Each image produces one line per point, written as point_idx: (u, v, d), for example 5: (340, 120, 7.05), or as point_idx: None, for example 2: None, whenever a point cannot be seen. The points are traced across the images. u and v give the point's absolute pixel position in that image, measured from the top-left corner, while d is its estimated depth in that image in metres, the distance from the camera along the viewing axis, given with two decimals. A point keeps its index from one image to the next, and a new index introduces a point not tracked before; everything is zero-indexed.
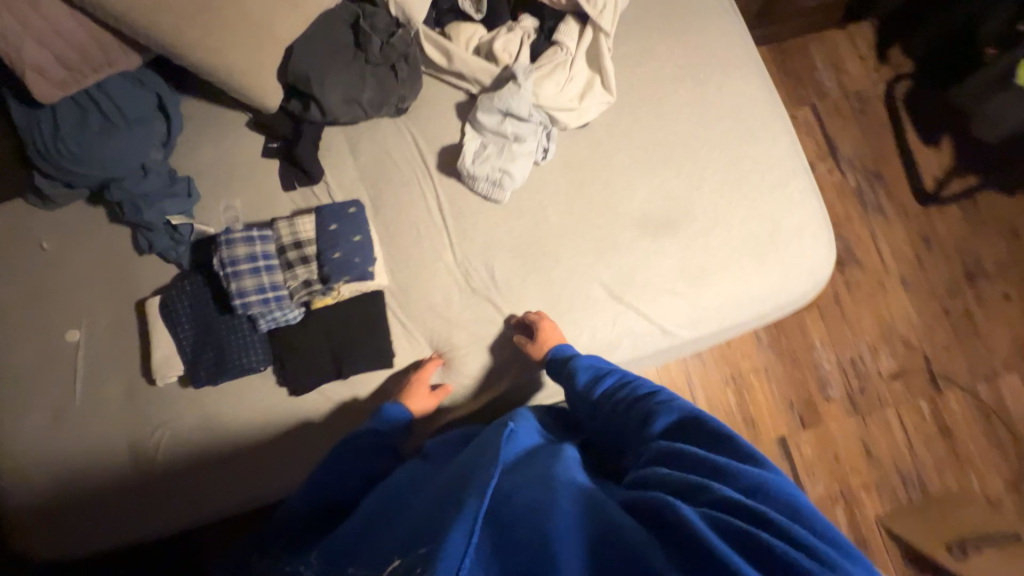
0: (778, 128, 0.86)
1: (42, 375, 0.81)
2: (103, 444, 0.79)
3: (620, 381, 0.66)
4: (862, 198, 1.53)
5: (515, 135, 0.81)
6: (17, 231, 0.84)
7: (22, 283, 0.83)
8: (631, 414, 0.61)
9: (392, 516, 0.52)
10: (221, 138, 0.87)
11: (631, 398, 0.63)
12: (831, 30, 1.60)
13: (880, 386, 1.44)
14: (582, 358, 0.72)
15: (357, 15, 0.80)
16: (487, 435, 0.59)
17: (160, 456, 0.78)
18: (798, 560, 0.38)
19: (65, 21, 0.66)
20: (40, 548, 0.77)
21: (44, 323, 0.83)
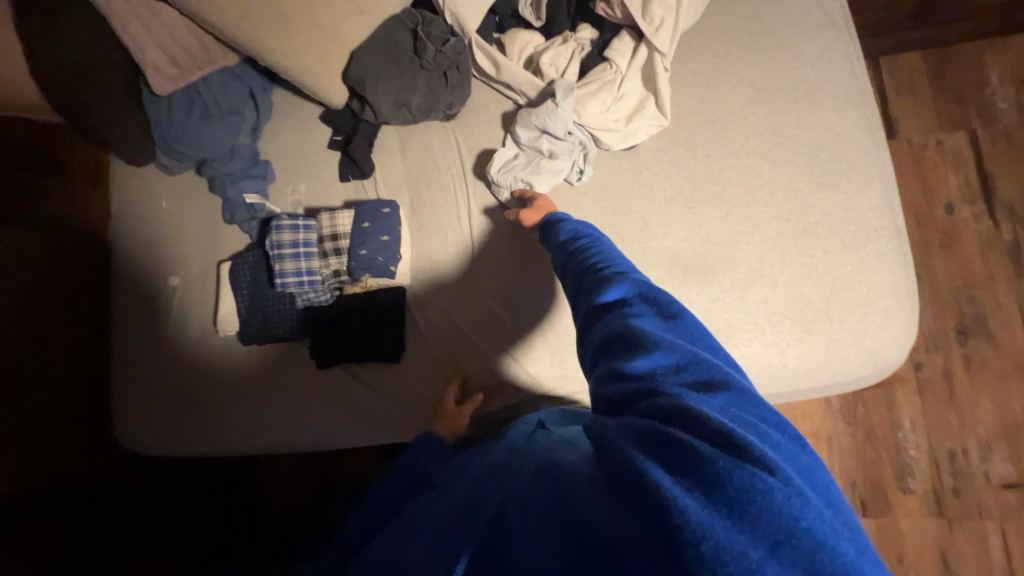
0: (869, 173, 0.72)
1: (146, 307, 1.01)
2: (194, 370, 0.96)
3: (584, 251, 0.60)
4: (1017, 257, 1.20)
5: (549, 152, 0.79)
6: (146, 188, 1.05)
7: (145, 232, 1.04)
8: (586, 279, 0.55)
9: (397, 522, 0.55)
10: (296, 129, 0.97)
11: (587, 270, 0.56)
12: (1020, 36, 1.24)
13: (985, 493, 1.16)
14: (562, 230, 0.67)
15: (417, 22, 0.82)
16: (510, 438, 0.59)
17: (233, 388, 0.93)
18: (710, 453, 0.34)
19: (176, 25, 0.78)
20: (145, 443, 0.95)
21: (155, 266, 1.03)
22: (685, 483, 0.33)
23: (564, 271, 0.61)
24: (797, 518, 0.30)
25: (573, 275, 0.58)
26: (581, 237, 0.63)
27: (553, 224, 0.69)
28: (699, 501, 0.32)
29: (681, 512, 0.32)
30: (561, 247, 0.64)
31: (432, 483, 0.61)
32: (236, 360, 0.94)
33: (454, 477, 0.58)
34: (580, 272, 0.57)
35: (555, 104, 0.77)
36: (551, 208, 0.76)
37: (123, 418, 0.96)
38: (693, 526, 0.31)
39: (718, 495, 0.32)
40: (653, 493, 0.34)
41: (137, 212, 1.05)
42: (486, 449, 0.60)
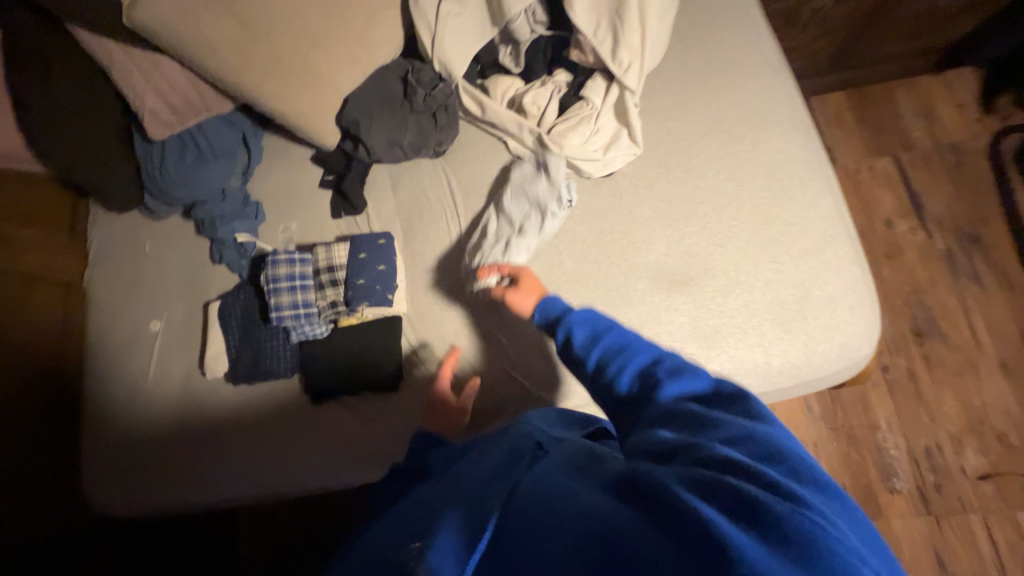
0: (819, 188, 0.81)
1: (127, 355, 0.97)
2: (169, 416, 0.92)
3: (616, 337, 0.62)
4: (953, 263, 1.34)
5: (519, 227, 0.84)
6: (129, 234, 1.04)
7: (127, 279, 1.02)
8: (642, 370, 0.57)
9: (393, 522, 0.54)
10: (287, 170, 1.00)
11: (627, 361, 0.59)
12: (922, 77, 1.45)
13: (963, 486, 1.22)
14: (576, 312, 0.68)
15: (407, 70, 0.90)
16: (513, 442, 0.57)
17: (211, 434, 0.89)
18: (768, 498, 0.34)
19: (175, 75, 0.81)
20: (115, 502, 0.89)
21: (136, 312, 1.00)
22: (742, 524, 0.33)
23: (590, 352, 0.62)
24: (854, 566, 0.31)
25: (611, 362, 0.60)
26: (604, 322, 0.65)
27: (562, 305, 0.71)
28: (754, 542, 0.32)
29: (737, 547, 0.31)
30: (580, 328, 0.65)
31: (427, 482, 0.61)
32: (215, 404, 0.91)
33: (456, 478, 0.55)
34: (619, 359, 0.59)
35: (545, 176, 0.84)
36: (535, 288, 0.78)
37: (90, 474, 0.90)
38: (749, 561, 0.30)
39: (776, 539, 0.32)
40: (702, 525, 0.33)
41: (119, 258, 1.03)
42: (488, 450, 0.58)
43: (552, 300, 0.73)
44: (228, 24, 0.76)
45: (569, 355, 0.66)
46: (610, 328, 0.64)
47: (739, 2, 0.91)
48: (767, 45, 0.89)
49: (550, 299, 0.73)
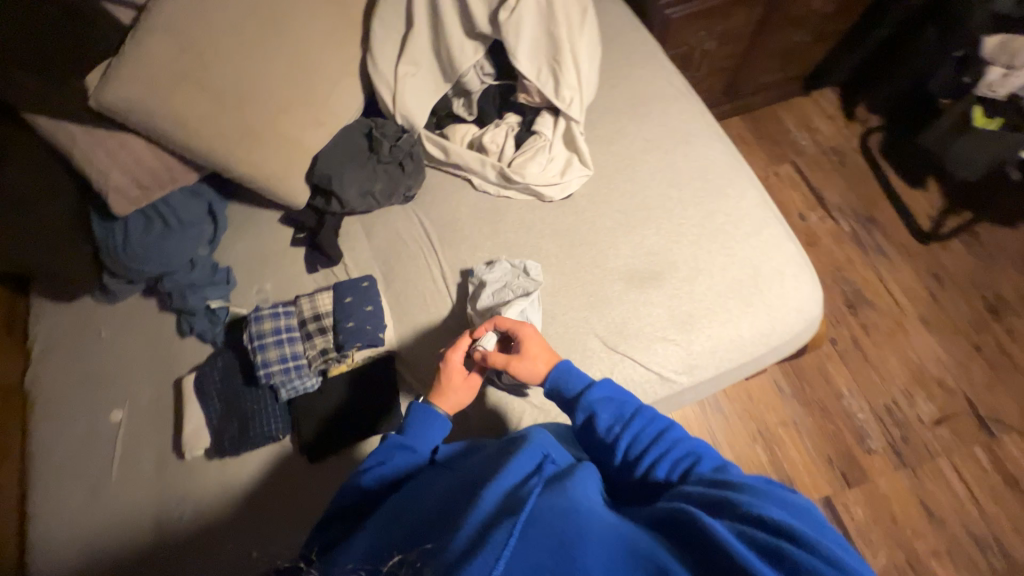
0: (745, 183, 0.95)
1: (89, 453, 0.89)
2: (127, 516, 0.84)
3: (645, 419, 0.66)
4: (860, 241, 1.56)
5: (503, 301, 0.84)
6: (80, 323, 0.98)
7: (81, 370, 0.95)
8: (676, 455, 0.62)
9: (411, 517, 0.55)
10: (256, 233, 1.01)
11: (661, 450, 0.63)
12: (797, 98, 1.75)
13: (925, 434, 1.34)
14: (596, 388, 0.71)
15: (370, 126, 0.96)
16: (531, 452, 0.61)
17: (179, 528, 0.82)
18: (818, 566, 0.40)
19: (142, 151, 0.82)
20: None
21: (95, 404, 0.92)
22: None
23: (620, 434, 0.66)
24: None
25: (644, 448, 0.64)
26: (629, 404, 0.69)
27: (581, 377, 0.74)
28: None
29: None
30: (605, 407, 0.68)
31: (434, 472, 0.64)
32: (183, 493, 0.84)
33: (473, 477, 0.58)
34: (651, 446, 0.64)
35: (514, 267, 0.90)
36: (543, 353, 0.76)
37: None
38: None
39: None
40: None
41: (72, 349, 0.96)
42: (503, 453, 0.62)
43: (566, 369, 0.73)
44: (200, 99, 0.80)
45: (592, 435, 0.69)
46: (636, 411, 0.67)
47: (646, 47, 1.09)
48: (675, 78, 1.07)
49: (563, 365, 0.74)
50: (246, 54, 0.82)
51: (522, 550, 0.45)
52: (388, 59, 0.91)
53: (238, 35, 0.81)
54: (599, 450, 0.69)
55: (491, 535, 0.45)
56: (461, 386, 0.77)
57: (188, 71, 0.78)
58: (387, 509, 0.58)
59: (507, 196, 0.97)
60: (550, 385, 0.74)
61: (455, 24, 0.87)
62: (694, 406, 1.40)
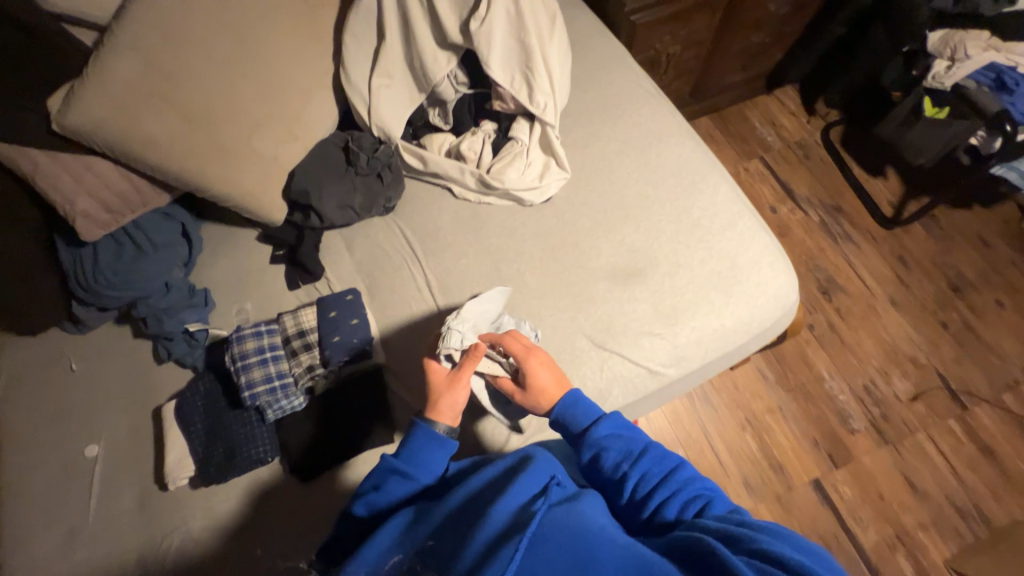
0: (718, 178, 0.97)
1: (66, 492, 0.85)
2: (111, 554, 0.80)
3: (654, 457, 0.66)
4: (829, 230, 1.62)
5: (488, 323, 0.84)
6: (50, 356, 0.94)
7: (52, 405, 0.90)
8: (687, 493, 0.63)
9: (422, 528, 0.58)
10: (234, 253, 0.99)
11: (673, 488, 0.63)
12: (760, 96, 1.82)
13: (903, 410, 1.39)
14: (603, 424, 0.70)
15: (347, 138, 0.96)
16: (539, 464, 0.61)
17: (167, 563, 0.78)
18: None
19: (110, 174, 0.80)
20: None
21: (69, 440, 0.88)
22: None
23: (628, 472, 0.65)
24: None
25: (652, 488, 0.64)
26: (637, 440, 0.68)
27: (588, 411, 0.73)
28: None
29: None
30: (614, 444, 0.68)
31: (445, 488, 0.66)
32: (170, 526, 0.81)
33: (480, 488, 0.59)
34: (660, 484, 0.64)
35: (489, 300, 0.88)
36: (546, 386, 0.75)
37: None
38: None
39: None
40: None
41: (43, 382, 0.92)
42: (511, 467, 0.62)
43: (572, 403, 0.73)
44: (169, 118, 0.78)
45: (599, 473, 0.68)
46: (645, 448, 0.67)
47: (614, 53, 1.12)
48: (644, 80, 1.10)
49: (569, 399, 0.73)
50: (215, 71, 0.81)
51: (529, 565, 0.48)
52: (362, 71, 0.91)
53: (206, 51, 0.80)
54: (606, 487, 0.68)
55: (500, 551, 0.49)
56: (449, 387, 0.75)
57: (154, 90, 0.77)
58: (398, 520, 0.60)
59: (488, 203, 0.98)
60: (557, 419, 0.73)
61: (427, 35, 0.87)
62: (683, 400, 1.42)
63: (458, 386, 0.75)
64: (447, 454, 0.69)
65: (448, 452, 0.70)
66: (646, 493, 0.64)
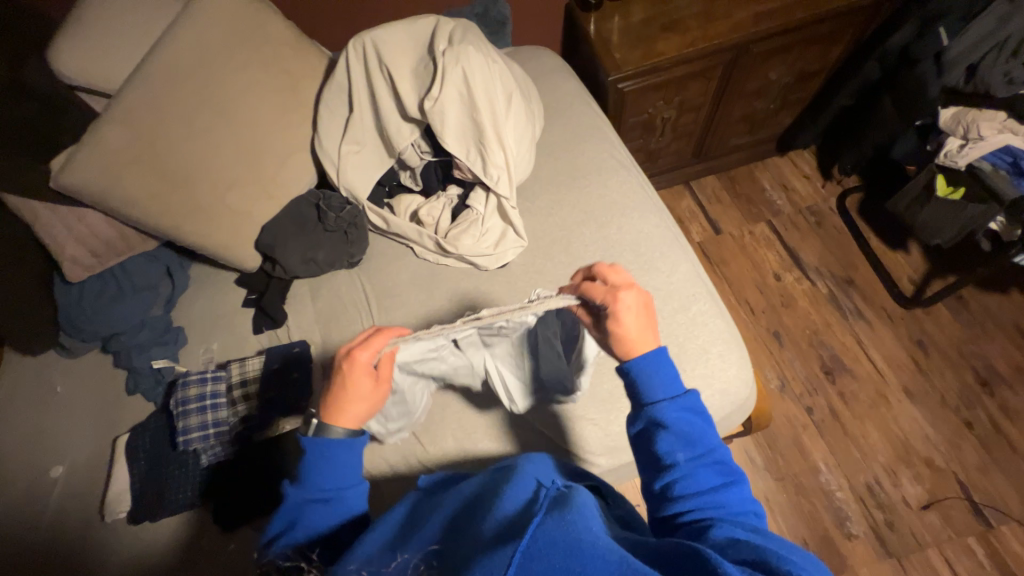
0: (679, 257, 0.94)
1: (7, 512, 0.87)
2: None
3: (712, 459, 0.55)
4: (838, 304, 1.50)
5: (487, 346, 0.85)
6: (24, 377, 1.00)
7: (15, 422, 0.95)
8: (733, 506, 0.52)
9: (412, 540, 0.52)
10: (212, 293, 1.05)
11: (722, 497, 0.52)
12: (772, 157, 1.75)
13: (912, 519, 1.23)
14: (675, 402, 0.57)
15: (320, 198, 1.02)
16: (523, 482, 0.56)
17: None
18: None
19: (99, 223, 0.92)
20: None
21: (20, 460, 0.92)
22: None
23: (679, 461, 0.54)
24: None
25: (698, 488, 0.53)
26: (706, 435, 0.56)
27: (665, 381, 0.59)
28: None
29: None
30: (680, 424, 0.56)
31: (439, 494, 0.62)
32: (96, 557, 0.83)
33: (480, 496, 0.55)
34: (707, 489, 0.53)
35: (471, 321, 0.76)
36: (624, 332, 0.61)
37: None
38: None
39: None
40: None
41: (5, 408, 0.96)
42: (508, 476, 0.58)
43: (657, 363, 0.59)
44: (148, 178, 0.86)
45: (645, 448, 0.57)
46: (709, 446, 0.55)
47: (593, 123, 1.13)
48: (619, 151, 1.10)
49: (654, 358, 0.59)
50: (192, 136, 0.89)
51: None
52: (334, 139, 0.99)
53: (186, 121, 0.89)
54: (642, 465, 0.57)
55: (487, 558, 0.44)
56: (374, 389, 0.65)
57: (135, 152, 0.85)
58: (385, 524, 0.57)
59: (446, 264, 0.99)
60: (627, 374, 0.59)
61: (391, 110, 0.95)
62: None
63: (381, 386, 0.66)
64: (358, 451, 0.61)
65: (359, 453, 0.62)
66: (678, 493, 0.53)
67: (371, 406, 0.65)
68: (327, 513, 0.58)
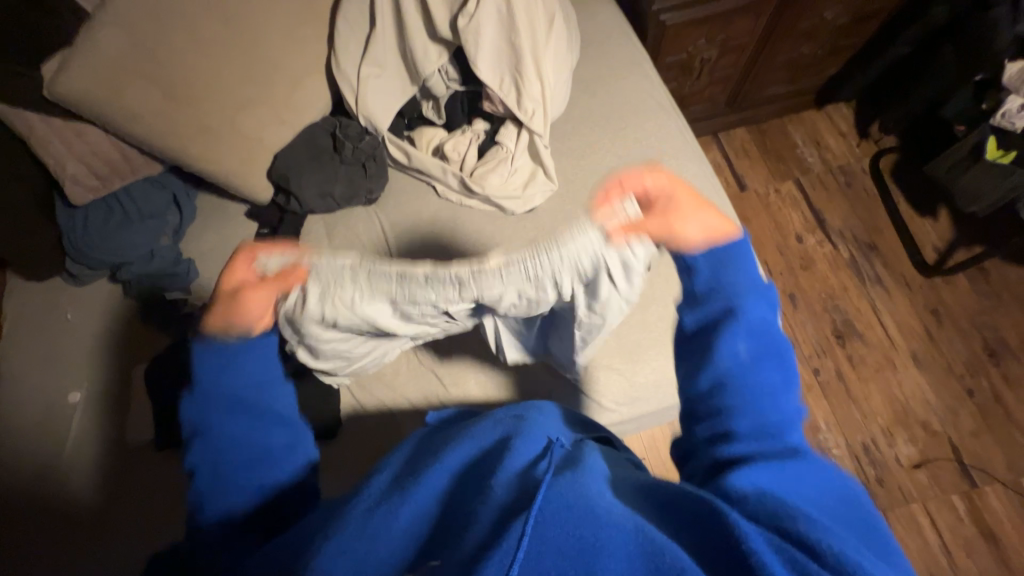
0: (716, 211, 0.90)
1: (22, 433, 0.87)
2: (58, 496, 0.84)
3: (773, 361, 0.55)
4: (857, 268, 1.48)
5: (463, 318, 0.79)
6: (28, 302, 0.96)
7: (22, 347, 0.93)
8: (779, 413, 0.52)
9: (420, 480, 0.51)
10: (223, 225, 1.00)
11: (769, 404, 0.52)
12: (808, 111, 1.65)
13: (902, 477, 1.29)
14: (748, 295, 0.58)
15: (336, 126, 0.95)
16: (532, 440, 0.55)
17: (113, 514, 0.83)
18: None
19: (101, 143, 0.87)
20: None
21: (33, 386, 0.90)
22: None
23: (740, 351, 0.55)
24: None
25: (754, 381, 0.53)
26: (768, 332, 0.57)
27: (744, 271, 0.59)
28: None
29: None
30: (752, 317, 0.57)
31: (448, 433, 0.61)
32: (122, 478, 0.86)
33: (495, 447, 0.54)
34: (763, 385, 0.53)
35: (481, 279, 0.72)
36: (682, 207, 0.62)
37: None
38: None
39: None
40: None
41: (15, 333, 0.94)
42: (520, 429, 0.57)
43: (739, 254, 0.59)
44: (153, 94, 0.79)
45: (704, 335, 0.58)
46: (773, 342, 0.57)
47: (632, 57, 1.03)
48: (659, 91, 1.01)
49: (740, 246, 0.60)
50: (201, 49, 0.81)
51: (536, 550, 0.41)
52: (353, 61, 0.91)
53: (190, 26, 0.80)
54: (694, 357, 0.58)
55: (508, 528, 0.42)
56: (241, 299, 0.59)
57: (137, 61, 0.77)
58: (388, 469, 0.55)
59: (470, 206, 0.93)
60: (692, 265, 0.61)
61: (419, 29, 0.86)
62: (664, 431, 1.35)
63: (253, 297, 0.60)
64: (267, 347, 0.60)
65: (263, 352, 0.59)
66: (731, 392, 0.53)
67: (247, 317, 0.59)
68: (243, 412, 0.57)
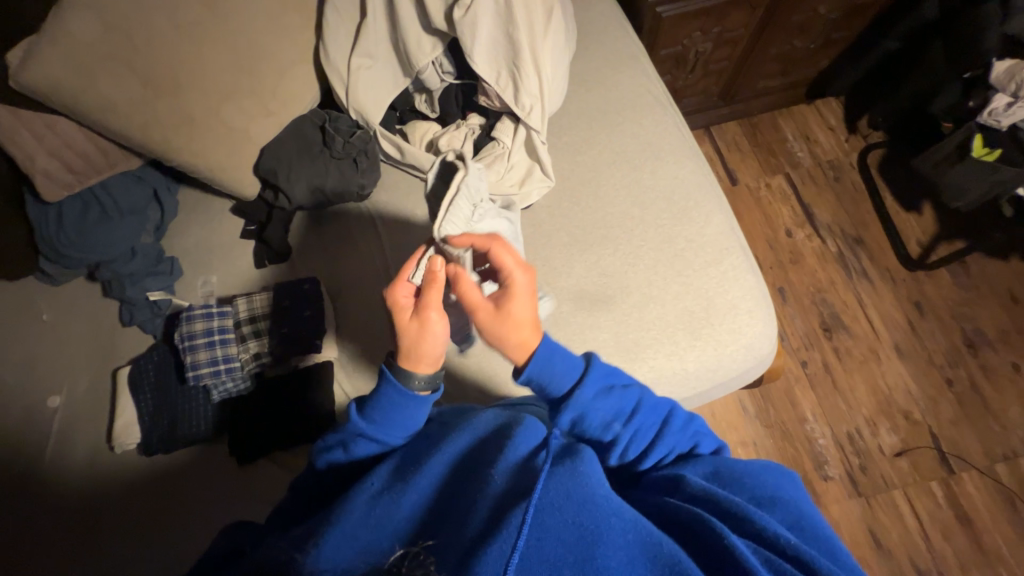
0: (712, 209, 0.90)
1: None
2: (37, 506, 0.80)
3: (645, 412, 0.61)
4: (844, 262, 1.51)
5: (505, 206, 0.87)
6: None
7: None
8: (677, 436, 0.61)
9: (420, 471, 0.51)
10: (207, 221, 0.97)
11: (667, 443, 0.61)
12: (799, 105, 1.66)
13: (884, 465, 1.33)
14: (588, 381, 0.59)
15: (325, 118, 0.91)
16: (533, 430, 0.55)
17: (97, 523, 0.80)
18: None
19: (73, 135, 0.82)
20: None
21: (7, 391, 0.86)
22: None
23: (618, 431, 0.60)
24: None
25: (641, 444, 0.60)
26: (630, 395, 0.61)
27: (568, 365, 0.59)
28: None
29: None
30: (603, 404, 0.59)
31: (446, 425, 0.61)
32: (104, 486, 0.82)
33: (494, 436, 0.54)
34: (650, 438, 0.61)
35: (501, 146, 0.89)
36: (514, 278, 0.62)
37: None
38: None
39: None
40: None
41: None
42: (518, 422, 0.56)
43: (548, 358, 0.58)
44: (130, 83, 0.75)
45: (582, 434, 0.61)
46: (638, 402, 0.61)
47: (629, 50, 1.01)
48: (656, 86, 1.00)
49: (545, 351, 0.58)
50: (182, 37, 0.77)
51: (535, 538, 0.42)
52: (343, 51, 0.87)
53: (170, 12, 0.76)
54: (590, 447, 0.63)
55: (508, 517, 0.43)
56: (417, 321, 0.57)
57: (112, 49, 0.73)
58: (387, 465, 0.54)
59: None
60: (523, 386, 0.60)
61: (412, 19, 0.83)
62: None
63: (429, 314, 0.57)
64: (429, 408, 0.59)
65: (427, 408, 0.59)
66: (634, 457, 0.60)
67: (439, 338, 0.57)
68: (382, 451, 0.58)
